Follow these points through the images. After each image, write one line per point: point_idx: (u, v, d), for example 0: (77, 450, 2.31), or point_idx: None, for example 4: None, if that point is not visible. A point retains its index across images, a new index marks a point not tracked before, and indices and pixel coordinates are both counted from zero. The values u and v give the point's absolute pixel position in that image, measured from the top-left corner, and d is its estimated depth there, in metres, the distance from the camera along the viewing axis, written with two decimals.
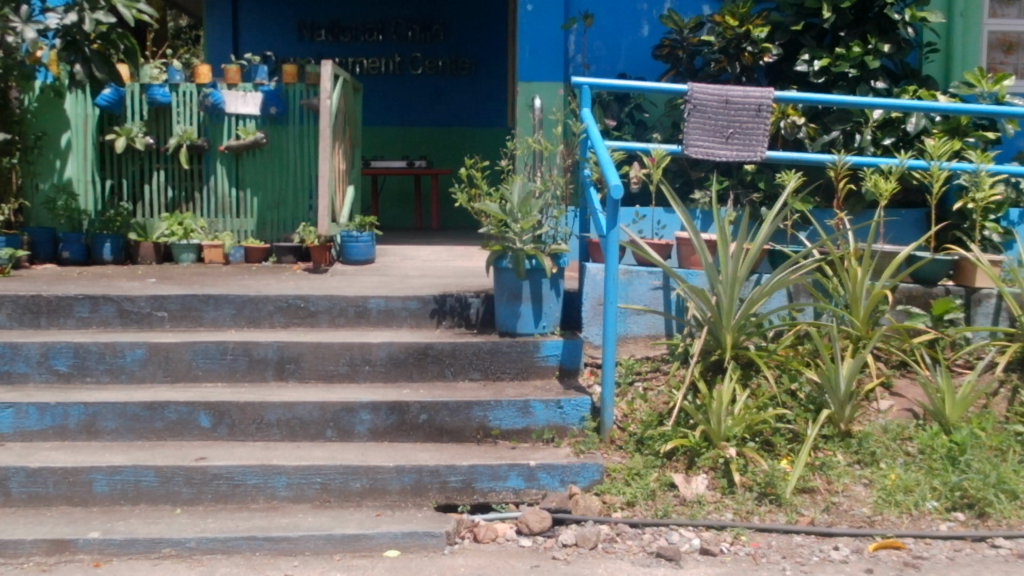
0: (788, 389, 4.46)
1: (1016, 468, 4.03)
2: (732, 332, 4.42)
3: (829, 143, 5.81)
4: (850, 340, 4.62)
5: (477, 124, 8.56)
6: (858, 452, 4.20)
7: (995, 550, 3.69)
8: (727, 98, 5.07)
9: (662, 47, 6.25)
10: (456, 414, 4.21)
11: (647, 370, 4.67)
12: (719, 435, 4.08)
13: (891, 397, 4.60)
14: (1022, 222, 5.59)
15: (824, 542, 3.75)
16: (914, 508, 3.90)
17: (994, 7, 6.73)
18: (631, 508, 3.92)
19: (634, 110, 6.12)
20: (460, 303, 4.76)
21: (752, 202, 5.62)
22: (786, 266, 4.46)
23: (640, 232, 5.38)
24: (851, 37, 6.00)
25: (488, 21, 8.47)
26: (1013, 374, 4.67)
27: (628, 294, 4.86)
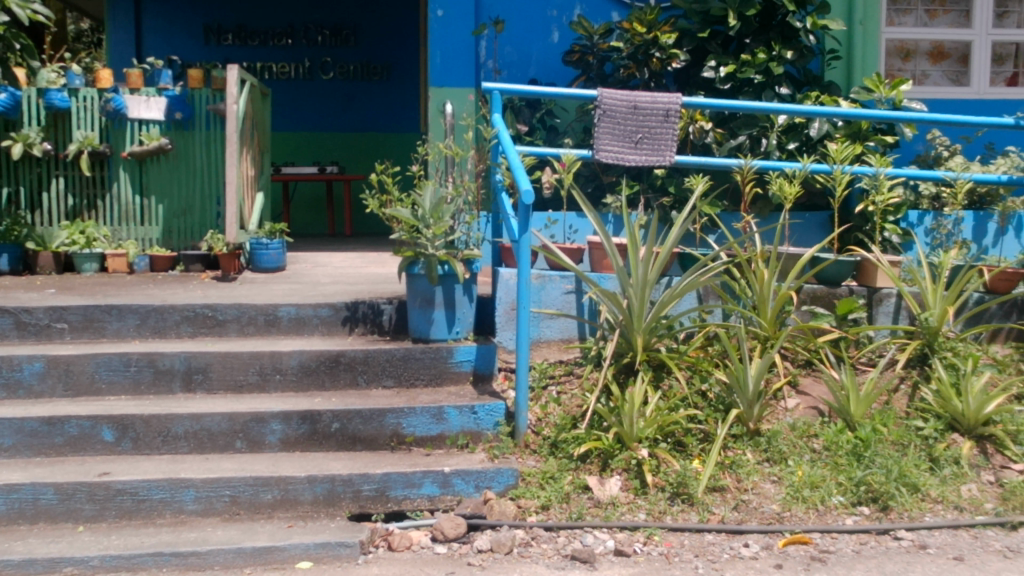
0: (698, 390, 4.54)
1: (917, 463, 4.17)
2: (644, 334, 4.47)
3: (736, 148, 5.93)
4: (758, 340, 4.73)
5: (390, 128, 8.52)
6: (766, 450, 4.28)
7: (898, 542, 3.80)
8: (636, 103, 5.14)
9: (572, 53, 6.34)
10: (369, 422, 4.17)
11: (560, 374, 4.69)
12: (632, 436, 4.14)
13: (798, 395, 4.70)
14: (921, 223, 5.81)
15: (733, 539, 3.82)
16: (820, 504, 4.00)
17: (892, 15, 7.00)
18: (545, 512, 3.94)
19: (545, 116, 6.18)
20: (373, 310, 4.73)
21: (662, 206, 5.72)
22: (695, 269, 4.54)
23: (552, 237, 5.44)
24: (756, 44, 6.12)
25: (399, 25, 8.43)
26: (912, 370, 4.82)
27: (541, 299, 4.90)
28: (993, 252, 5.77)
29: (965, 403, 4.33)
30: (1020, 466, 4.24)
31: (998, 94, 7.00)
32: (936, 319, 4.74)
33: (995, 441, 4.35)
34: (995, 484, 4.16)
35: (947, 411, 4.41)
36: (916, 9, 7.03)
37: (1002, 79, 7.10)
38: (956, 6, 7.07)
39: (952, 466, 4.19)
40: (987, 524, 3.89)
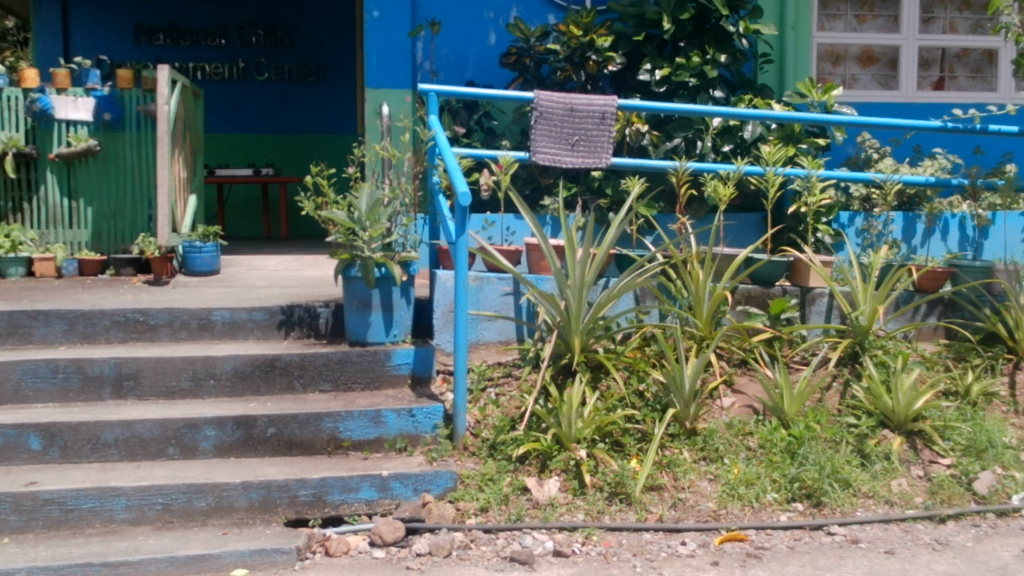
0: (636, 390, 4.57)
1: (849, 459, 4.25)
2: (581, 335, 4.50)
3: (671, 150, 6.00)
4: (694, 340, 4.79)
5: (327, 130, 8.45)
6: (703, 449, 4.33)
7: (830, 537, 3.87)
8: (572, 106, 5.17)
9: (509, 55, 6.33)
10: (306, 426, 4.13)
11: (499, 376, 4.71)
12: (570, 437, 4.16)
13: (733, 394, 4.75)
14: (852, 224, 5.89)
15: (671, 538, 3.85)
16: (755, 501, 4.06)
17: (822, 20, 7.14)
18: (484, 514, 3.94)
19: (483, 118, 6.15)
20: (309, 313, 4.67)
21: (599, 207, 5.76)
22: (632, 270, 4.59)
23: (490, 238, 5.47)
24: (690, 47, 6.18)
25: (335, 26, 8.37)
26: (844, 368, 4.91)
27: (479, 301, 4.90)
28: (920, 253, 5.90)
29: (895, 399, 4.42)
30: (948, 461, 4.33)
31: (925, 98, 7.19)
32: (866, 319, 4.84)
33: (924, 436, 4.45)
34: (924, 479, 4.25)
35: (878, 408, 4.49)
36: (845, 14, 7.18)
37: (930, 83, 7.27)
38: (885, 11, 7.23)
39: (883, 462, 4.27)
40: (917, 518, 3.98)
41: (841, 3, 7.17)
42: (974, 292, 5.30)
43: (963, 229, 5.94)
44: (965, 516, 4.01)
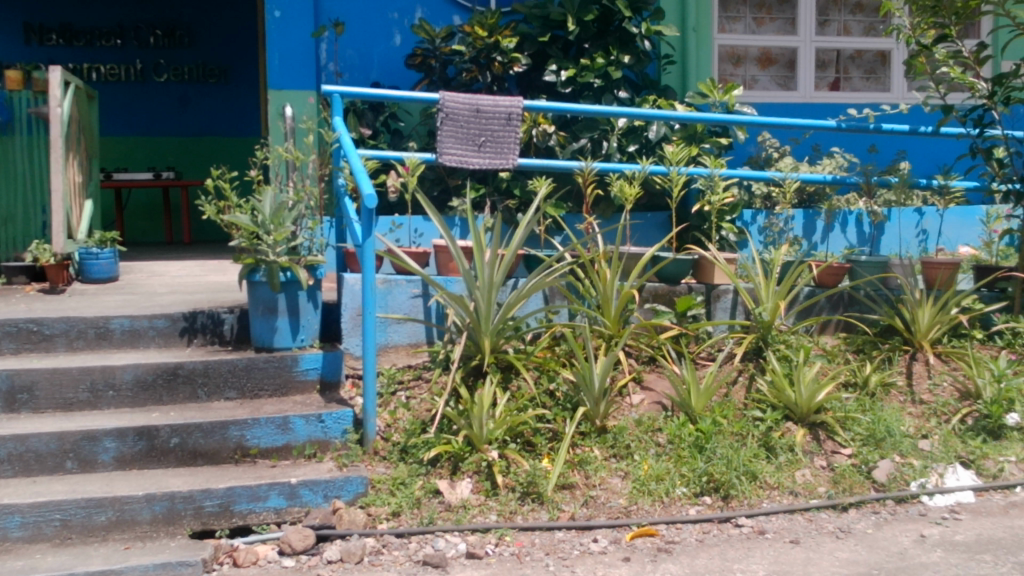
0: (546, 389, 4.59)
1: (755, 453, 4.34)
2: (491, 336, 4.51)
3: (578, 150, 6.06)
4: (602, 339, 4.83)
5: (229, 132, 8.30)
6: (613, 446, 4.38)
7: (738, 529, 3.95)
8: (477, 107, 5.17)
9: (414, 57, 6.29)
10: (211, 435, 4.04)
11: (409, 379, 4.69)
12: (481, 438, 4.16)
13: (642, 391, 4.81)
14: (755, 221, 6.09)
15: (583, 535, 3.88)
16: (665, 496, 4.11)
17: (722, 22, 7.28)
18: (396, 518, 3.91)
19: (389, 119, 6.11)
20: (213, 320, 4.58)
21: (507, 208, 5.79)
22: (540, 270, 4.60)
23: (398, 240, 5.45)
24: (594, 48, 6.25)
25: (236, 26, 8.22)
26: (749, 363, 5.02)
27: (388, 304, 4.86)
28: (821, 249, 6.13)
29: (797, 392, 4.53)
30: (849, 451, 4.45)
31: (822, 98, 7.40)
32: (769, 314, 4.95)
33: (826, 428, 4.56)
34: (826, 469, 4.37)
35: (782, 401, 4.60)
36: (745, 16, 7.33)
37: (826, 84, 7.49)
38: (782, 14, 7.41)
39: (787, 453, 4.37)
40: (820, 507, 4.09)
41: (740, 6, 7.33)
42: (872, 286, 5.45)
43: (860, 225, 6.19)
44: (866, 503, 4.13)
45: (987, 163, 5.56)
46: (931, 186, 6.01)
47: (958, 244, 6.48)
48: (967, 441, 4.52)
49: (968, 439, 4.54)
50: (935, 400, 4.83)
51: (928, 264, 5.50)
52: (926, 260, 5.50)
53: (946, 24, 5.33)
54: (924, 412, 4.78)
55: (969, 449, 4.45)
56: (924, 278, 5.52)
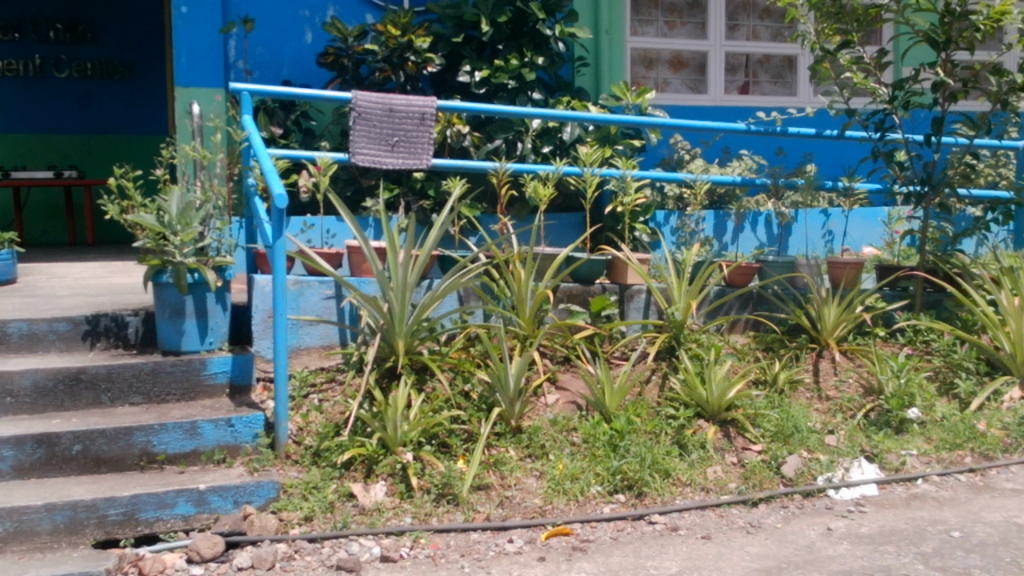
0: (461, 390, 4.59)
1: (668, 450, 4.39)
2: (405, 337, 4.48)
3: (492, 151, 6.05)
4: (517, 340, 4.84)
5: (134, 130, 8.09)
6: (528, 446, 4.39)
7: (651, 526, 3.99)
8: (390, 106, 5.13)
9: (325, 55, 6.21)
10: (115, 441, 3.93)
11: (322, 382, 4.64)
12: (396, 441, 4.13)
13: (557, 390, 4.83)
14: (666, 223, 6.18)
15: (499, 536, 3.87)
16: (580, 495, 4.13)
17: (635, 26, 7.35)
18: (309, 523, 3.85)
19: (301, 118, 6.04)
20: (117, 323, 4.44)
21: (422, 208, 5.77)
22: (455, 271, 4.59)
23: (309, 241, 5.38)
24: (508, 49, 6.26)
25: (141, 23, 8.03)
26: (662, 362, 5.08)
27: (300, 305, 4.79)
28: (731, 249, 6.27)
29: (709, 390, 4.59)
30: (759, 447, 4.53)
31: (731, 101, 7.54)
32: (681, 313, 5.02)
33: (737, 425, 4.64)
34: (737, 465, 4.44)
35: (694, 400, 4.66)
36: (656, 20, 7.42)
37: (735, 87, 7.64)
38: (693, 18, 7.51)
39: (699, 450, 4.43)
40: (731, 503, 4.16)
41: (652, 9, 7.41)
42: (780, 285, 5.58)
43: (769, 226, 6.36)
44: (775, 498, 4.21)
45: (889, 166, 5.72)
46: (837, 188, 6.13)
47: (863, 245, 6.72)
48: (871, 436, 4.64)
49: (872, 433, 4.66)
50: (841, 396, 4.95)
51: (833, 263, 5.61)
52: (832, 259, 5.60)
53: (849, 30, 5.48)
54: (830, 408, 4.89)
55: (873, 444, 4.57)
56: (831, 277, 5.64)
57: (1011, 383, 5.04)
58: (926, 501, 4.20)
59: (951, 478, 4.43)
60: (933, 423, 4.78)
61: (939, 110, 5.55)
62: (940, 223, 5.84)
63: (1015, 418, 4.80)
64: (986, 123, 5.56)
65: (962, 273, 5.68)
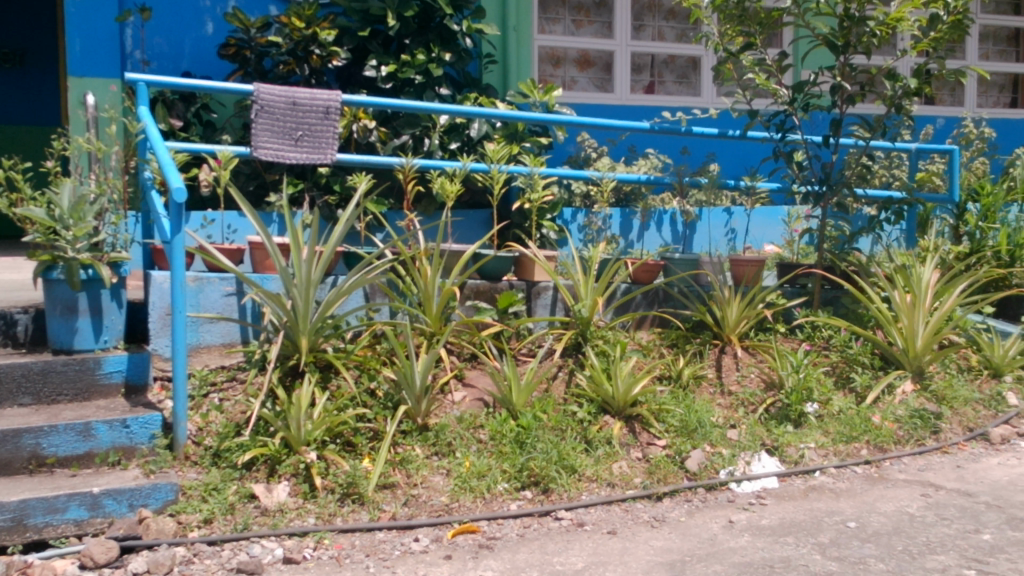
0: (367, 388, 4.54)
1: (574, 446, 4.41)
2: (309, 334, 4.40)
3: (399, 147, 6.02)
4: (424, 337, 4.81)
5: (25, 121, 7.84)
6: (435, 444, 4.36)
7: (558, 522, 4.00)
8: (294, 100, 5.03)
9: (227, 46, 6.07)
10: (2, 445, 3.77)
11: (222, 381, 4.55)
12: (299, 440, 4.06)
13: (464, 387, 4.82)
14: (574, 219, 6.21)
15: (404, 535, 3.83)
16: (486, 492, 4.12)
17: (542, 24, 7.39)
18: (208, 525, 3.75)
19: (201, 110, 5.94)
20: (5, 321, 4.28)
21: (327, 204, 5.76)
22: (360, 267, 4.52)
23: (209, 236, 5.26)
24: (415, 44, 6.22)
25: (32, 9, 7.78)
26: (569, 358, 5.11)
27: (199, 302, 4.67)
28: (637, 246, 6.35)
29: (615, 386, 4.63)
30: (664, 442, 4.59)
31: (637, 100, 7.63)
32: (587, 310, 5.07)
33: (641, 420, 4.70)
34: (642, 460, 4.48)
35: (600, 395, 4.69)
36: (563, 18, 7.47)
37: (641, 86, 7.73)
38: (599, 18, 7.58)
39: (605, 446, 4.46)
40: (636, 497, 4.19)
41: (559, 8, 7.46)
42: (684, 283, 5.69)
43: (674, 223, 6.47)
44: (679, 492, 4.26)
45: (789, 166, 5.84)
46: (739, 187, 6.22)
47: (764, 242, 6.89)
48: (771, 429, 4.75)
49: (772, 427, 4.76)
50: (742, 391, 5.05)
51: (735, 261, 5.71)
52: (735, 257, 5.72)
53: (751, 33, 5.59)
54: (732, 403, 4.99)
55: (773, 437, 4.67)
56: (733, 274, 5.75)
57: (904, 377, 5.22)
58: (824, 492, 4.31)
59: (847, 469, 4.55)
60: (830, 416, 4.90)
61: (837, 112, 5.68)
62: (838, 223, 6.01)
63: (907, 411, 4.96)
64: (881, 126, 5.73)
65: (858, 270, 5.85)
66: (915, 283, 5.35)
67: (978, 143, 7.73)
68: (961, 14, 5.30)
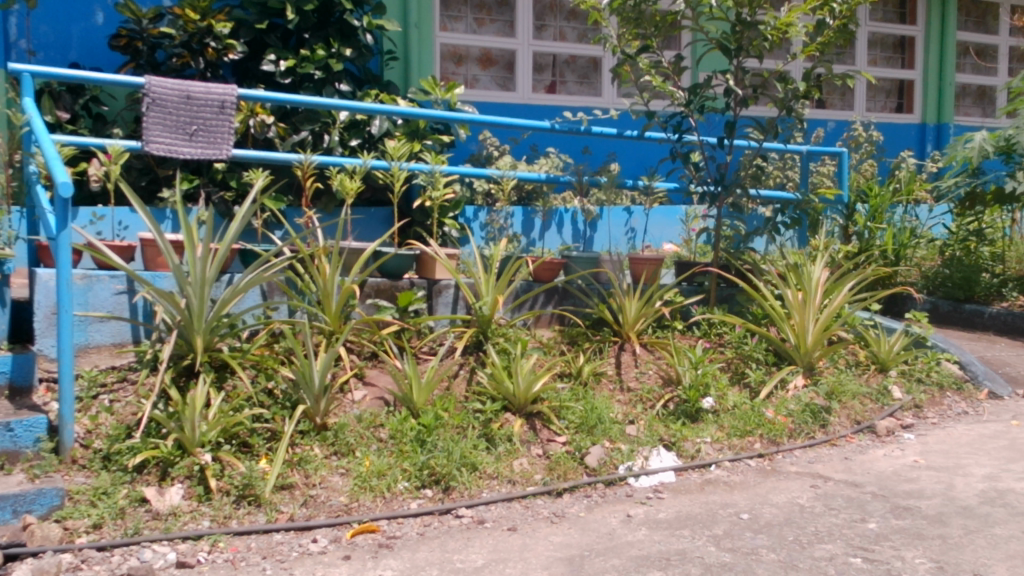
0: (264, 388, 4.46)
1: (475, 444, 4.41)
2: (204, 334, 4.31)
3: (298, 143, 5.96)
4: (323, 336, 4.76)
5: None
6: (334, 444, 4.32)
7: (458, 520, 3.99)
8: (188, 93, 4.95)
9: (117, 37, 5.87)
10: None
11: (112, 382, 4.43)
12: (193, 442, 3.97)
13: (364, 386, 4.79)
14: (476, 218, 6.24)
15: (302, 536, 3.77)
16: (386, 491, 4.09)
17: (444, 21, 7.38)
18: (97, 531, 3.63)
19: (91, 102, 5.78)
20: None
21: (224, 200, 5.66)
22: (257, 264, 4.46)
23: (99, 233, 5.08)
24: (314, 39, 6.19)
25: None
26: (469, 356, 5.11)
27: (88, 301, 4.53)
28: (538, 245, 6.37)
29: (515, 383, 4.66)
30: (564, 438, 4.64)
31: (539, 100, 7.67)
32: (488, 308, 5.08)
33: (542, 417, 4.74)
34: (542, 457, 4.52)
35: (501, 393, 4.71)
36: (465, 16, 7.47)
37: (543, 86, 7.78)
38: (501, 16, 7.60)
39: (506, 444, 4.48)
40: (537, 493, 4.22)
41: (461, 6, 7.46)
42: (584, 280, 5.78)
43: (576, 223, 6.52)
44: (578, 488, 4.30)
45: (686, 166, 5.95)
46: (637, 186, 6.31)
47: (663, 241, 7.02)
48: (669, 425, 4.84)
49: (669, 422, 4.85)
50: (641, 387, 5.13)
51: (635, 259, 5.79)
52: (634, 255, 5.80)
53: (647, 35, 5.69)
54: (631, 399, 5.07)
55: (671, 432, 4.76)
56: (633, 272, 5.84)
57: (795, 372, 5.37)
58: (719, 485, 4.41)
59: (741, 463, 4.66)
60: (726, 411, 5.02)
61: (731, 114, 5.78)
62: (734, 222, 6.17)
63: (799, 405, 5.10)
64: (774, 128, 5.85)
65: (752, 268, 6.01)
66: (806, 280, 5.51)
67: (866, 146, 8.01)
68: (847, 19, 5.48)
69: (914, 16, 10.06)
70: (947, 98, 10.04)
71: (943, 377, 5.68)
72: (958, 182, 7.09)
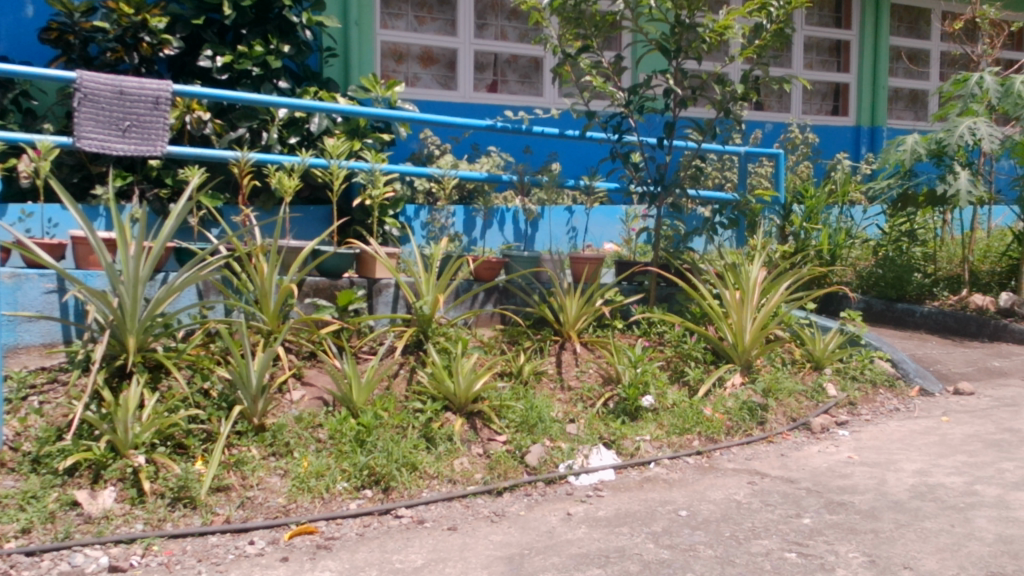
0: (200, 389, 4.40)
1: (415, 443, 4.39)
2: (137, 334, 4.24)
3: (235, 140, 5.87)
4: (261, 335, 4.71)
5: None
6: (272, 444, 4.27)
7: (398, 520, 3.97)
8: (121, 89, 4.84)
9: (48, 31, 5.75)
10: None
11: (42, 383, 4.32)
12: (126, 444, 3.91)
13: (302, 386, 4.75)
14: (417, 217, 6.19)
15: (238, 538, 3.72)
16: (325, 491, 4.05)
17: (384, 19, 7.34)
18: (26, 535, 3.54)
19: (20, 97, 5.64)
20: None
21: (158, 197, 5.55)
22: (193, 263, 4.40)
23: (29, 231, 4.98)
24: (252, 35, 6.11)
25: None
26: (409, 355, 5.10)
27: (17, 300, 4.43)
28: (479, 244, 6.38)
29: (456, 383, 4.65)
30: (504, 437, 4.64)
31: (480, 99, 7.67)
32: (428, 307, 5.06)
33: (483, 416, 4.74)
34: (483, 456, 4.52)
35: (441, 392, 4.70)
36: (406, 14, 7.45)
37: (484, 86, 7.78)
38: (442, 15, 7.59)
39: (446, 443, 4.47)
40: (477, 493, 4.22)
41: (401, 4, 7.43)
42: (525, 279, 5.79)
43: (517, 222, 6.51)
44: (518, 487, 4.30)
45: (626, 166, 5.99)
46: (578, 186, 6.35)
47: (603, 241, 7.05)
48: (608, 423, 4.87)
49: (609, 421, 4.88)
50: (581, 386, 5.16)
51: (575, 258, 5.81)
52: (574, 254, 5.81)
53: (587, 35, 5.72)
54: (572, 397, 5.09)
55: (610, 431, 4.79)
56: (573, 271, 5.85)
57: (733, 370, 5.44)
58: (657, 483, 4.45)
59: (679, 460, 4.71)
60: (665, 408, 5.07)
61: (670, 115, 5.83)
62: (673, 221, 6.24)
63: (736, 403, 5.17)
64: (712, 129, 5.91)
65: (691, 267, 6.07)
66: (743, 280, 5.58)
67: (802, 147, 8.15)
68: (784, 23, 5.55)
69: (848, 21, 10.27)
70: (880, 101, 10.26)
71: (876, 374, 5.80)
72: (891, 184, 7.25)
